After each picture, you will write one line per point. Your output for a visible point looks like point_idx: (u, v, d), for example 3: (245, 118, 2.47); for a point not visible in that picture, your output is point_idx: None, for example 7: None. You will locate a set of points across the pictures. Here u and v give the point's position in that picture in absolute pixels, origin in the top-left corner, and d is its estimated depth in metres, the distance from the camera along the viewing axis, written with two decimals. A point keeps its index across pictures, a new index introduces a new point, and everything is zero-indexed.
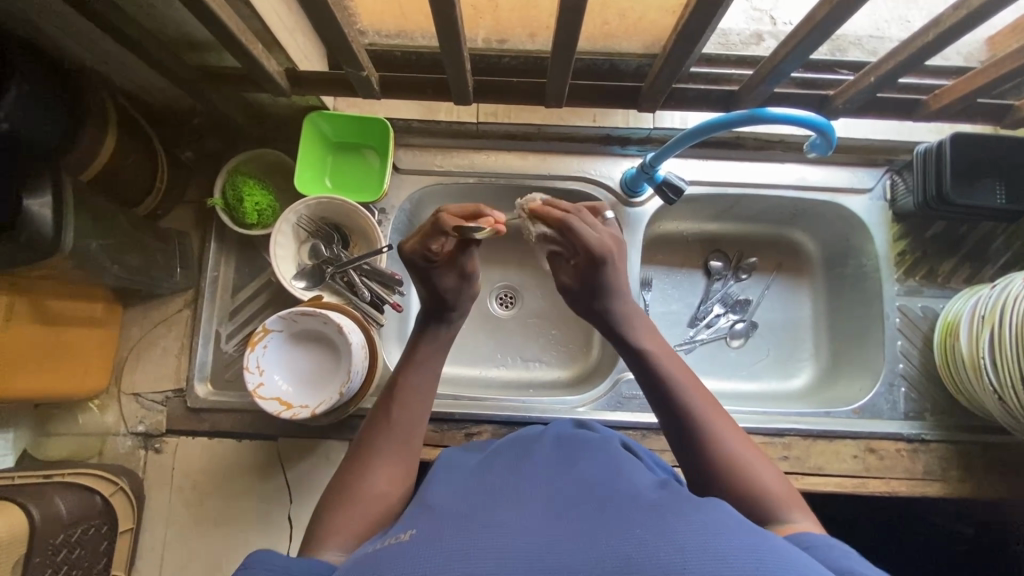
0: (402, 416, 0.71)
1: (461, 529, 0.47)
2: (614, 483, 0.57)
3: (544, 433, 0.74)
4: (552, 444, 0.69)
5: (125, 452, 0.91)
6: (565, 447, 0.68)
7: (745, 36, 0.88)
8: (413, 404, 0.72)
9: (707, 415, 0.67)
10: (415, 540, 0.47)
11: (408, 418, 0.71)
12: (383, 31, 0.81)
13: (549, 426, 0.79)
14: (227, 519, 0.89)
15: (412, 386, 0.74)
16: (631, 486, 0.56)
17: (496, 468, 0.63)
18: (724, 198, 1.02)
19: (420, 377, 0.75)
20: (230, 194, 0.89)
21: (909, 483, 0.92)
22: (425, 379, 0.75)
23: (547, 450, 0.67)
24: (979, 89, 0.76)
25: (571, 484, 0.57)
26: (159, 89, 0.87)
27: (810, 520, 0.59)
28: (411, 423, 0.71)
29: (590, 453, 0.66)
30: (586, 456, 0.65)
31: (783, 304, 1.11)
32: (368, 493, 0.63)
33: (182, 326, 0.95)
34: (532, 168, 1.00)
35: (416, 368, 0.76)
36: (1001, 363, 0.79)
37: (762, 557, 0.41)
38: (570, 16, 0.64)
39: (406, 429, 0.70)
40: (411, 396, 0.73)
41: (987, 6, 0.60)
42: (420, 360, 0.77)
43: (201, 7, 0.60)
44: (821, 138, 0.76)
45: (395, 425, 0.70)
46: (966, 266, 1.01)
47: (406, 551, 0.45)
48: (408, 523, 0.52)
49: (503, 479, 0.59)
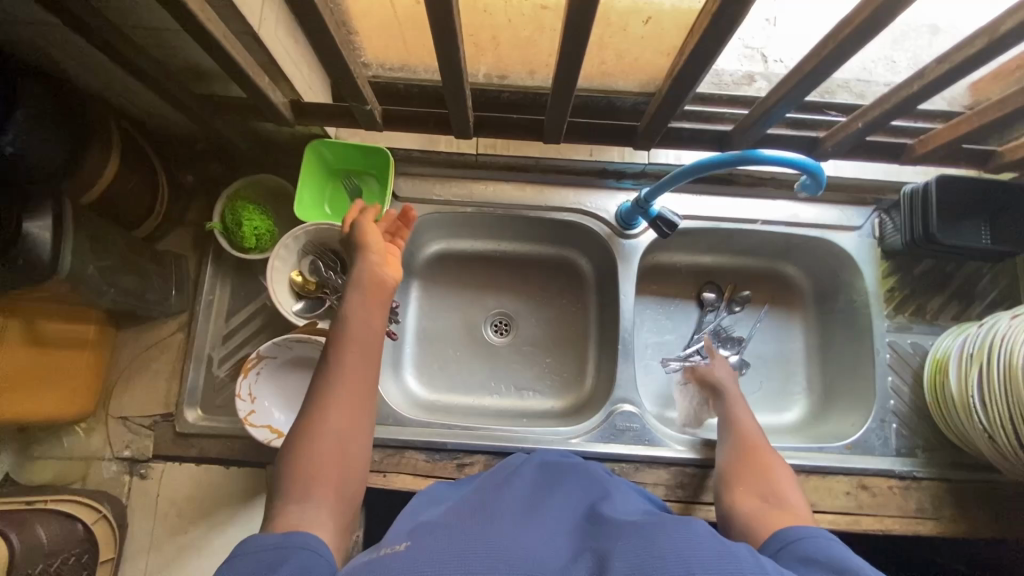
0: (350, 359, 0.63)
1: (451, 545, 0.48)
2: (595, 509, 0.59)
3: (526, 461, 0.75)
4: (534, 472, 0.70)
5: (110, 477, 0.89)
6: (547, 475, 0.70)
7: (737, 76, 0.90)
8: (359, 347, 0.64)
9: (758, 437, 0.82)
10: (404, 548, 0.48)
11: (353, 359, 0.63)
12: (386, 64, 0.84)
13: (530, 454, 0.79)
14: (211, 548, 0.87)
15: (364, 330, 0.65)
16: (610, 509, 0.59)
17: (479, 494, 0.64)
18: (717, 232, 1.04)
19: (364, 325, 0.65)
20: (229, 218, 0.89)
21: (901, 521, 0.91)
22: (377, 330, 0.66)
23: (529, 477, 0.68)
24: (963, 137, 0.78)
25: (554, 511, 0.59)
26: (163, 115, 0.89)
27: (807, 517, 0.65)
28: (359, 363, 0.63)
29: (570, 484, 0.67)
30: (567, 488, 0.66)
31: (775, 338, 1.12)
32: (325, 440, 0.58)
33: (174, 349, 0.95)
34: (530, 199, 1.02)
35: (359, 312, 0.65)
36: (990, 404, 0.81)
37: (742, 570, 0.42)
38: (570, 60, 0.67)
39: (358, 374, 0.62)
40: (366, 342, 0.64)
41: (966, 63, 0.61)
42: (351, 304, 0.66)
43: (212, 42, 0.61)
44: (812, 178, 0.77)
45: (346, 370, 0.62)
46: (953, 303, 1.02)
47: (401, 558, 0.46)
48: (398, 539, 0.53)
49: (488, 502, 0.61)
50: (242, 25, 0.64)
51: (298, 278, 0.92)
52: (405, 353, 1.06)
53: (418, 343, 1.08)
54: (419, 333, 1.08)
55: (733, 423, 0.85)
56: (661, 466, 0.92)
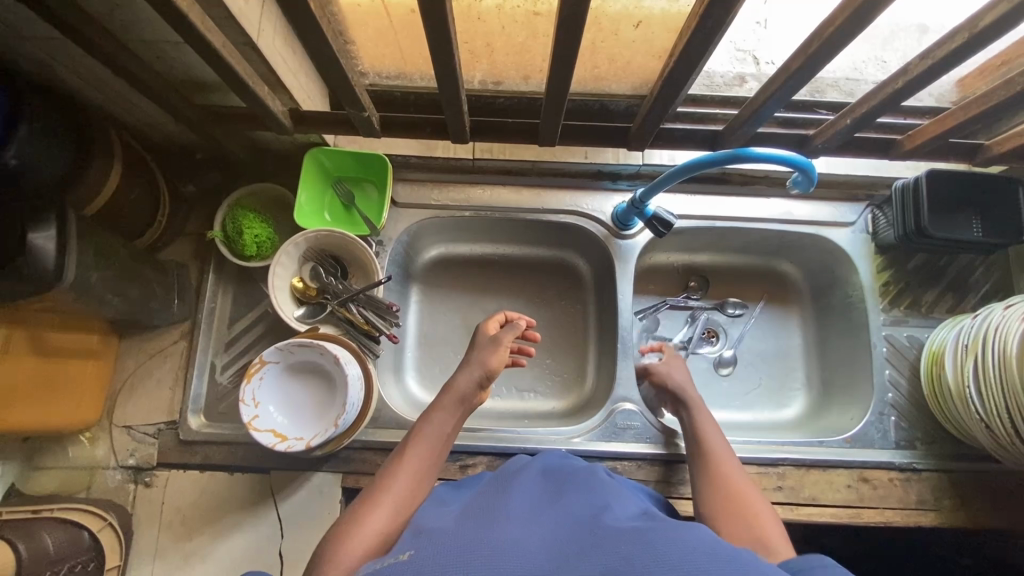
0: (411, 458, 0.72)
1: (454, 550, 0.48)
2: (598, 510, 0.59)
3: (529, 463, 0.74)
4: (536, 474, 0.69)
5: (115, 486, 0.90)
6: (549, 475, 0.69)
7: (728, 78, 0.92)
8: (423, 451, 0.73)
9: (740, 477, 0.76)
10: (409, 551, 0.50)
11: (411, 459, 0.72)
12: (382, 72, 0.85)
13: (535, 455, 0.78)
14: (217, 555, 0.88)
15: (432, 438, 0.75)
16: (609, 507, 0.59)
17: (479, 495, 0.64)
18: (712, 231, 1.06)
19: (434, 432, 0.76)
20: (230, 227, 0.90)
21: (902, 513, 0.92)
22: (441, 440, 0.76)
23: (530, 478, 0.68)
24: (950, 131, 0.79)
25: (558, 510, 0.58)
26: (163, 127, 0.90)
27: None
28: (418, 465, 0.72)
29: (573, 486, 0.66)
30: (571, 490, 0.65)
31: (772, 335, 1.13)
32: (368, 533, 0.62)
33: (177, 357, 0.95)
34: (526, 202, 1.03)
35: (433, 419, 0.77)
36: (986, 393, 0.82)
37: None
38: (562, 63, 0.68)
39: (417, 473, 0.71)
40: (428, 447, 0.74)
41: (951, 57, 0.62)
42: (431, 415, 0.78)
43: (212, 53, 0.62)
44: (803, 175, 0.78)
45: (409, 467, 0.71)
46: (948, 297, 1.03)
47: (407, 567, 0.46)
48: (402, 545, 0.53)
49: (488, 502, 0.61)
50: (241, 36, 0.65)
51: (299, 284, 0.93)
52: (406, 357, 1.07)
53: (419, 347, 1.09)
54: (420, 337, 1.09)
55: (711, 458, 0.79)
56: (663, 463, 0.93)
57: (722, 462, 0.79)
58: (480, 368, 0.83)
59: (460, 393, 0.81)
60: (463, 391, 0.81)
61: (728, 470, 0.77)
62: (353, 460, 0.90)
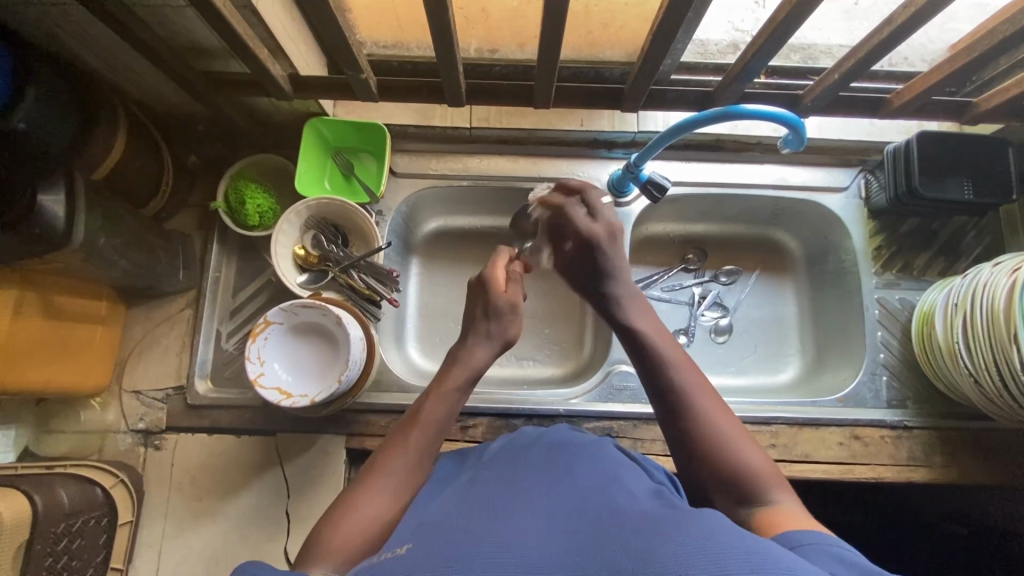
0: (414, 440, 0.69)
1: (452, 543, 0.45)
2: (607, 488, 0.56)
3: (535, 440, 0.71)
4: (543, 451, 0.67)
5: (125, 449, 0.92)
6: (557, 449, 0.67)
7: (722, 45, 0.93)
8: (426, 429, 0.71)
9: (705, 405, 0.68)
10: (406, 554, 0.45)
11: (413, 440, 0.69)
12: (380, 41, 0.87)
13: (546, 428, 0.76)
14: (225, 513, 0.90)
15: (436, 419, 0.72)
16: (620, 497, 0.54)
17: (482, 479, 0.61)
18: (707, 198, 1.07)
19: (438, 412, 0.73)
20: (232, 196, 0.92)
21: (894, 469, 0.94)
22: (444, 420, 0.73)
23: (537, 456, 0.65)
24: (938, 85, 0.80)
25: (565, 489, 0.56)
26: (166, 97, 0.92)
27: (793, 500, 0.60)
28: (419, 447, 0.69)
29: (581, 462, 0.63)
30: (581, 466, 0.62)
31: (767, 302, 1.15)
32: (369, 517, 0.60)
33: (183, 324, 0.98)
34: (524, 170, 1.05)
35: (440, 399, 0.74)
36: (974, 348, 0.83)
37: (755, 559, 0.40)
38: (554, 23, 0.70)
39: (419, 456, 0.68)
40: (431, 425, 0.71)
41: (934, 3, 0.64)
42: (438, 388, 0.75)
43: (214, 13, 0.64)
44: (794, 133, 0.79)
45: (408, 447, 0.69)
46: (940, 259, 1.05)
47: (401, 563, 0.43)
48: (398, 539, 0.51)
49: (491, 485, 0.58)
50: None
51: (301, 251, 0.95)
52: (407, 325, 1.09)
53: (420, 316, 1.11)
54: (421, 306, 1.11)
55: (666, 386, 0.70)
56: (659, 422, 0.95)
57: (676, 387, 0.69)
58: (500, 341, 0.82)
59: (478, 367, 0.79)
60: (478, 366, 0.79)
61: (686, 396, 0.68)
62: (356, 422, 0.92)
